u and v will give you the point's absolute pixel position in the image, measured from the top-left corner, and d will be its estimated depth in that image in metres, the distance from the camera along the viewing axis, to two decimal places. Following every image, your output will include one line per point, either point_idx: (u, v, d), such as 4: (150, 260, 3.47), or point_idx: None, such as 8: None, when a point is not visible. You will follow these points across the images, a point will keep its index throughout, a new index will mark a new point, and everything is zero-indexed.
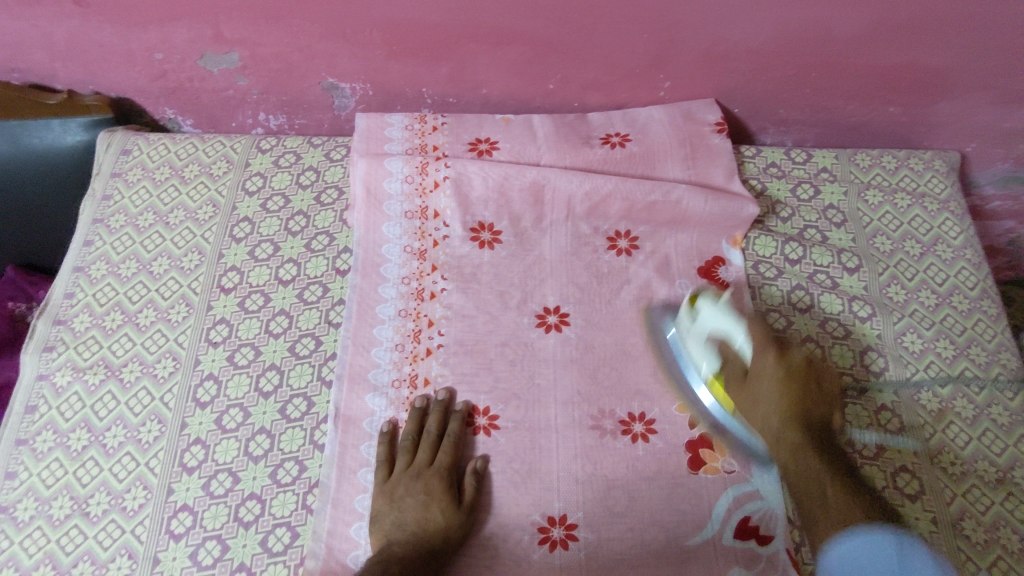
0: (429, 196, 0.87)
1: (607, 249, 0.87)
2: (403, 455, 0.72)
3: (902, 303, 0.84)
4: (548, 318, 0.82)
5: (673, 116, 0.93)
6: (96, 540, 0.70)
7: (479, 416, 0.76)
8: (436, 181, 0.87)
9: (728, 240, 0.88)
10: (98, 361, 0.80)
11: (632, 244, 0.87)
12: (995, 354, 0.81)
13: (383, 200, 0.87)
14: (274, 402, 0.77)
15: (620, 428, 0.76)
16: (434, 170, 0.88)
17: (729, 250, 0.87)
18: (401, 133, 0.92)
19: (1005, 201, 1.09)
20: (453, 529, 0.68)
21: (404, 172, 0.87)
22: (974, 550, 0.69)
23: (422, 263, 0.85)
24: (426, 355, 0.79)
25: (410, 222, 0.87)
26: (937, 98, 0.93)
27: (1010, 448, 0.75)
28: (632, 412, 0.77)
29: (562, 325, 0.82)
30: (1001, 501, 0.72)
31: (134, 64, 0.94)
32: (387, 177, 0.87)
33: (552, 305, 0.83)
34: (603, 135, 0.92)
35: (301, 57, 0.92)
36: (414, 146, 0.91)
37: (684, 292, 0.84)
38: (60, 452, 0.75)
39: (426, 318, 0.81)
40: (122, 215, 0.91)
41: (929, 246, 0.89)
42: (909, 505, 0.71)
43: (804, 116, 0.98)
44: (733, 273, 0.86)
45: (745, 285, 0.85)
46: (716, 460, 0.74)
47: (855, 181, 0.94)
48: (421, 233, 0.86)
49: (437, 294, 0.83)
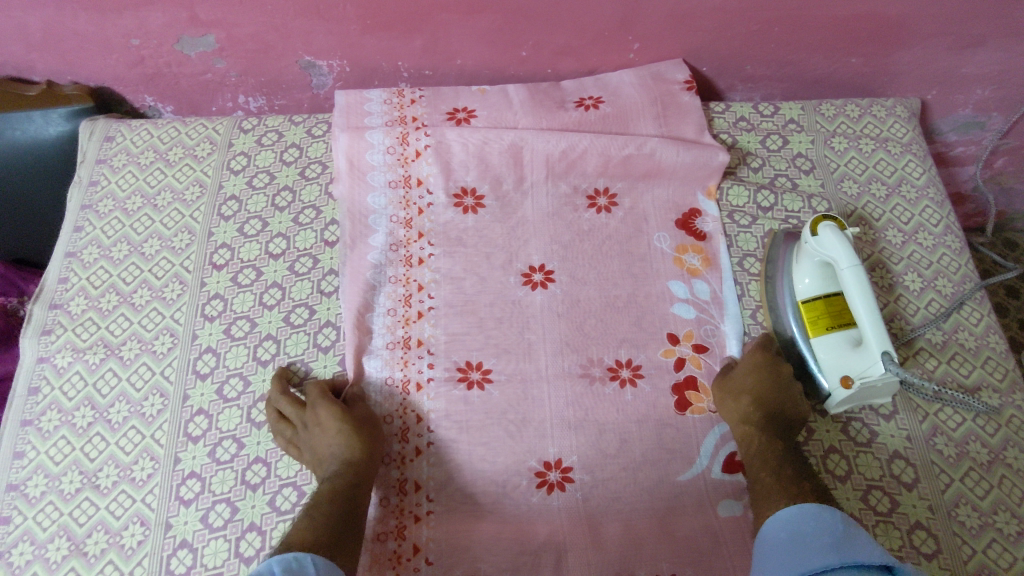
0: (412, 164, 0.89)
1: (587, 207, 0.90)
2: (283, 423, 0.75)
3: (871, 242, 0.88)
4: (534, 275, 0.85)
5: (643, 77, 0.96)
6: (108, 510, 0.72)
7: (473, 369, 0.79)
8: (418, 150, 0.90)
9: (704, 192, 0.91)
10: (97, 342, 0.82)
11: (611, 201, 0.90)
12: (960, 285, 0.85)
13: (367, 172, 0.89)
14: (273, 369, 0.80)
15: (609, 375, 0.79)
16: (415, 140, 0.90)
17: (706, 202, 0.91)
18: (379, 105, 0.93)
19: (967, 146, 1.13)
20: (362, 436, 0.72)
21: (386, 143, 0.90)
22: (947, 463, 0.73)
23: (408, 231, 0.87)
24: (418, 318, 0.81)
25: (394, 191, 0.89)
26: (895, 47, 0.96)
27: (978, 369, 0.79)
28: (620, 359, 0.80)
29: (547, 281, 0.85)
30: (972, 418, 0.76)
31: (111, 52, 0.95)
32: (370, 149, 0.89)
33: (537, 264, 0.86)
34: (576, 98, 0.94)
35: (277, 36, 0.93)
36: (393, 117, 0.92)
37: (664, 244, 0.87)
38: (66, 430, 0.77)
39: (416, 282, 0.83)
40: (110, 200, 0.93)
41: (894, 187, 0.93)
42: (885, 425, 0.76)
43: (769, 71, 1.01)
44: (710, 224, 0.89)
45: (721, 235, 0.88)
46: (700, 401, 0.77)
47: (821, 130, 0.98)
48: (406, 202, 0.88)
49: (425, 260, 0.85)
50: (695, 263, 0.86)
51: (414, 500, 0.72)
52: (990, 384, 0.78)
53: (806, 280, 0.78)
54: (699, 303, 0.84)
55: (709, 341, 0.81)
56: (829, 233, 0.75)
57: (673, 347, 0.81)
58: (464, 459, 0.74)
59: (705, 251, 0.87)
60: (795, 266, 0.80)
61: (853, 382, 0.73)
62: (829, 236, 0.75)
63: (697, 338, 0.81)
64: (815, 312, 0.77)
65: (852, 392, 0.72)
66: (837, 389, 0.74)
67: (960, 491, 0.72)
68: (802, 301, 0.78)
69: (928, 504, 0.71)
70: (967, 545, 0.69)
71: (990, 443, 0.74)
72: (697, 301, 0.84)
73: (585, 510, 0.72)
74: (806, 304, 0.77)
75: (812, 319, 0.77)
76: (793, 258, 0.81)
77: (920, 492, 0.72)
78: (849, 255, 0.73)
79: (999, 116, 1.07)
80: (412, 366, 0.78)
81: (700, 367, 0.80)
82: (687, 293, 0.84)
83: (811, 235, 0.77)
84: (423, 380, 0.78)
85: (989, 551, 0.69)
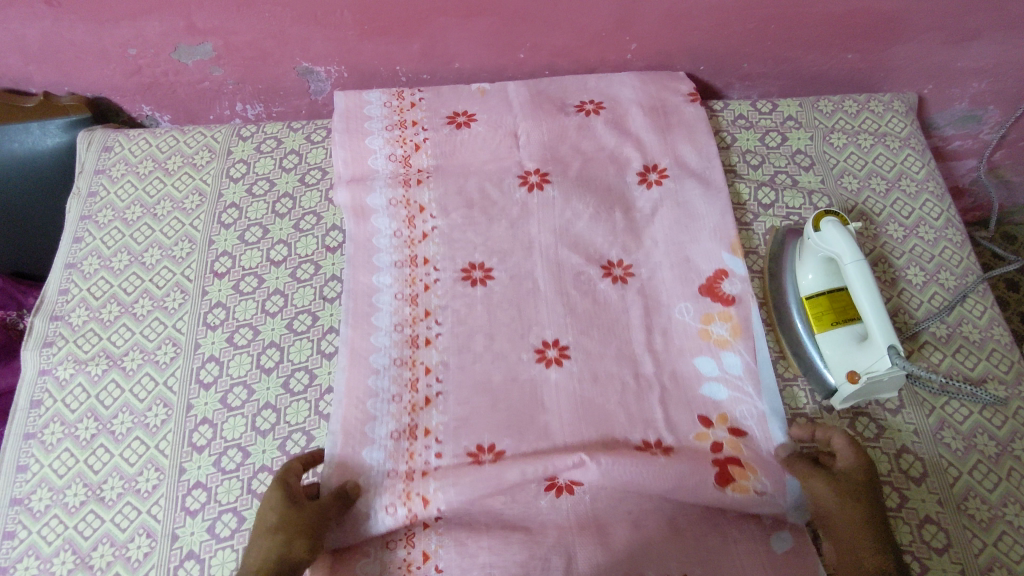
0: (418, 246, 0.85)
1: (601, 278, 0.82)
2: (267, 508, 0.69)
3: (873, 237, 0.88)
4: (547, 352, 0.77)
5: (647, 82, 0.95)
6: (114, 523, 0.72)
7: (485, 450, 0.72)
8: (424, 233, 0.85)
9: (729, 250, 0.82)
10: (99, 353, 0.82)
11: (627, 270, 0.83)
12: (963, 278, 0.85)
13: (371, 254, 0.84)
14: (277, 377, 0.79)
15: (637, 449, 0.71)
16: (421, 223, 0.86)
17: (732, 259, 0.81)
18: (384, 176, 0.89)
19: (964, 140, 1.13)
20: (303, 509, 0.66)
21: (391, 228, 0.85)
22: (955, 457, 0.73)
23: (414, 308, 0.81)
24: (425, 404, 0.75)
25: (400, 271, 0.83)
26: (891, 42, 0.97)
27: (983, 362, 0.79)
28: (648, 440, 0.73)
29: (562, 358, 0.77)
30: (979, 411, 0.76)
31: (109, 62, 0.95)
32: (376, 235, 0.85)
33: (551, 338, 0.78)
34: (577, 104, 0.94)
35: (274, 43, 0.93)
36: (397, 178, 0.88)
37: (686, 315, 0.79)
38: (69, 442, 0.77)
39: (423, 365, 0.77)
40: (109, 210, 0.93)
41: (894, 181, 0.93)
42: (892, 419, 0.76)
43: (766, 68, 1.01)
44: (739, 285, 0.80)
45: (752, 298, 0.79)
46: (745, 477, 0.69)
47: (820, 126, 0.98)
48: (412, 280, 0.82)
49: (432, 340, 0.79)
50: (722, 334, 0.78)
51: None
52: (996, 376, 0.78)
53: (809, 275, 0.78)
54: (729, 381, 0.75)
55: (747, 424, 0.73)
56: (830, 228, 0.75)
57: (706, 431, 0.73)
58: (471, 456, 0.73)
59: (734, 318, 0.78)
60: (798, 263, 0.80)
61: (859, 378, 0.72)
62: (832, 233, 0.74)
63: (732, 421, 0.73)
64: (819, 307, 0.77)
65: (858, 387, 0.72)
66: (843, 384, 0.73)
67: (969, 485, 0.72)
68: (805, 297, 0.78)
69: (937, 498, 0.71)
70: (978, 539, 0.69)
71: (997, 436, 0.74)
72: (730, 378, 0.75)
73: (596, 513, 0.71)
74: (810, 299, 0.77)
75: (817, 315, 0.76)
76: (797, 254, 0.81)
77: (929, 486, 0.72)
78: (853, 249, 0.72)
79: (995, 110, 1.07)
80: (418, 458, 0.72)
81: (741, 449, 0.71)
82: (717, 371, 0.76)
83: (813, 231, 0.76)
84: (430, 468, 0.71)
85: (1000, 544, 0.69)
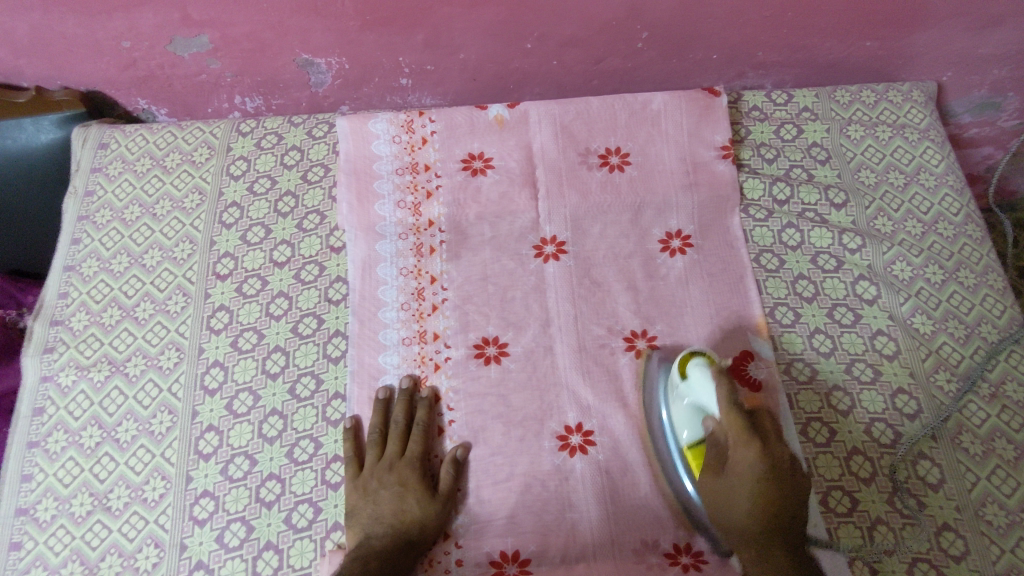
0: (427, 320, 0.80)
1: (624, 350, 0.78)
2: (371, 449, 0.73)
3: (889, 234, 0.86)
4: (570, 438, 0.73)
5: (680, 127, 0.88)
6: (121, 533, 0.71)
7: (509, 561, 0.69)
8: (434, 304, 0.80)
9: (754, 328, 0.79)
10: (101, 359, 0.80)
11: (651, 342, 0.78)
12: (982, 276, 0.83)
13: (378, 330, 0.79)
14: (282, 383, 0.78)
15: (668, 561, 0.68)
16: (431, 294, 0.81)
17: (757, 341, 0.78)
18: (392, 244, 0.83)
19: (982, 127, 1.10)
20: (400, 559, 0.66)
21: (399, 300, 0.80)
22: (974, 461, 0.72)
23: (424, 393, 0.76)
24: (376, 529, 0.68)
25: (408, 348, 0.78)
26: (912, 29, 0.93)
27: (1003, 362, 0.77)
28: (678, 542, 0.69)
29: (586, 445, 0.73)
30: (996, 413, 0.75)
31: (102, 54, 0.92)
32: (382, 307, 0.80)
33: (574, 423, 0.74)
34: (601, 150, 0.88)
35: (272, 34, 0.90)
36: (408, 244, 0.84)
37: None
38: (74, 451, 0.76)
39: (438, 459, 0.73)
40: (107, 210, 0.91)
41: (912, 175, 0.90)
42: (908, 425, 0.74)
43: (782, 57, 0.98)
44: (764, 369, 0.76)
45: (778, 384, 0.76)
46: None
47: (837, 117, 0.95)
48: (421, 359, 0.78)
49: (447, 429, 0.74)
50: None
51: (442, 549, 0.69)
52: (1015, 377, 0.77)
53: (685, 431, 0.68)
54: None
55: None
56: (699, 366, 0.67)
57: None
58: (481, 478, 0.72)
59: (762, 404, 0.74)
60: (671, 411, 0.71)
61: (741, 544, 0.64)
62: (697, 382, 0.66)
63: None
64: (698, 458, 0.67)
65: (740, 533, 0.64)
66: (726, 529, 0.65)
67: (986, 490, 0.71)
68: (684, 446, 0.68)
69: (955, 504, 0.70)
70: (995, 545, 0.68)
71: (1015, 439, 0.73)
72: None
73: (608, 519, 0.70)
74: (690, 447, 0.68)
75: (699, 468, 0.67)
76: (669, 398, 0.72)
77: (947, 492, 0.71)
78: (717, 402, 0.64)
79: (1015, 97, 1.04)
80: (438, 566, 0.69)
81: None
82: None
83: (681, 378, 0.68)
84: None
85: (1018, 551, 0.68)
